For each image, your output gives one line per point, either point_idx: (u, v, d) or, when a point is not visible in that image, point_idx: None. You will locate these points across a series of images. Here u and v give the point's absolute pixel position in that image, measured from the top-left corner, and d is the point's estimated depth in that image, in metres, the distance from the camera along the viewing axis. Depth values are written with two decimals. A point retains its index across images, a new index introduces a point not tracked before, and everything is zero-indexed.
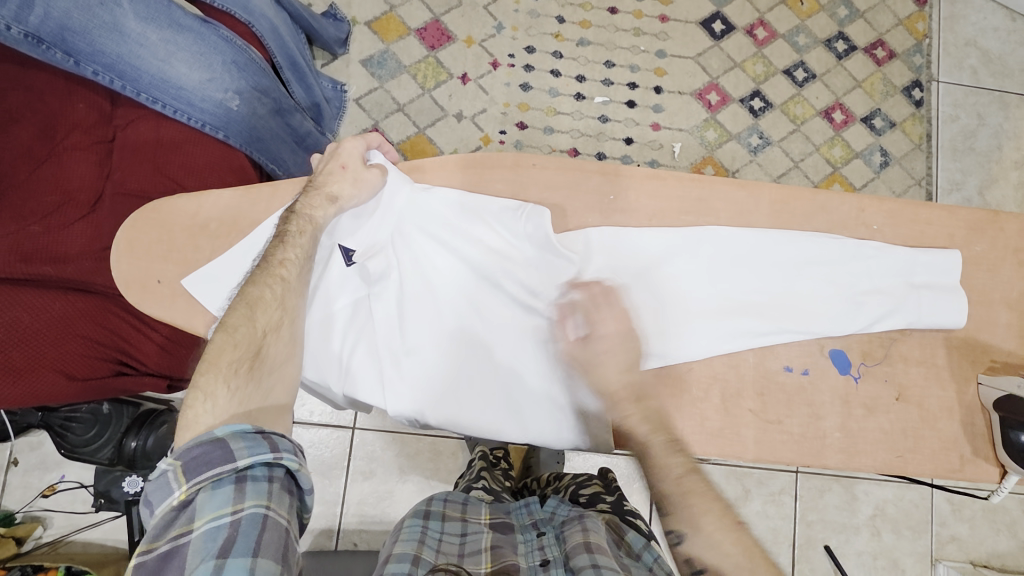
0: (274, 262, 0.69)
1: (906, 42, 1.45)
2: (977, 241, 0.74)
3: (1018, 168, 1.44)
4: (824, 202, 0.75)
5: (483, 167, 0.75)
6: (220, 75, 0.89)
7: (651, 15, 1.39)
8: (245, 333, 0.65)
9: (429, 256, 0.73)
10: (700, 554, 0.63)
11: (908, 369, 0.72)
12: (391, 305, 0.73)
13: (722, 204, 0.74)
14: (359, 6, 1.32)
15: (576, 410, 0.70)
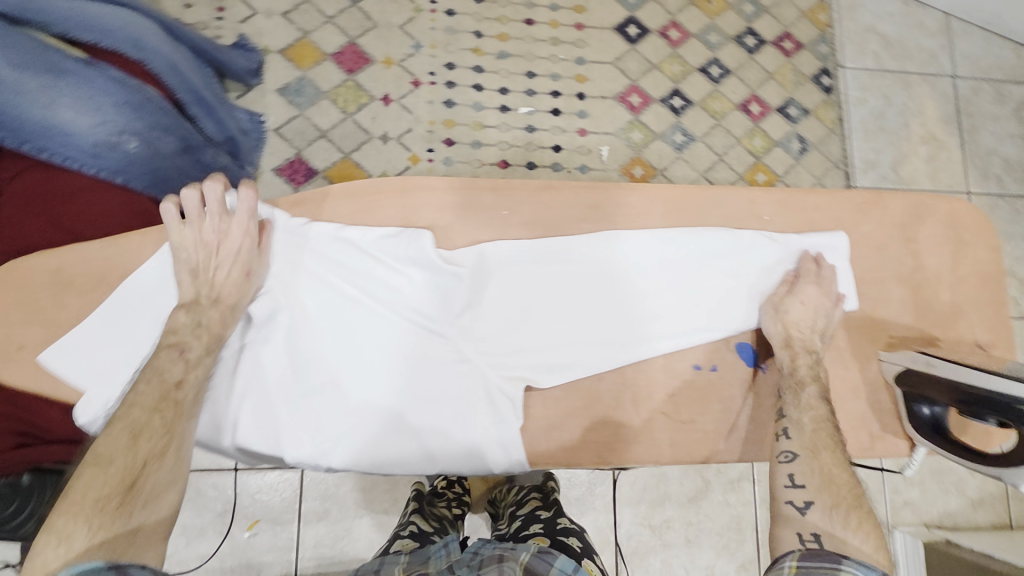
0: (169, 381, 0.68)
1: (811, 32, 1.52)
2: (865, 223, 0.80)
3: (925, 143, 1.52)
4: (717, 197, 0.79)
5: (378, 193, 0.75)
6: (112, 117, 0.86)
7: (567, 24, 1.41)
8: (121, 463, 0.62)
9: (320, 297, 0.74)
10: (803, 474, 0.68)
11: None
12: (285, 350, 0.73)
13: (617, 211, 0.77)
14: (270, 35, 1.29)
15: (478, 436, 0.71)
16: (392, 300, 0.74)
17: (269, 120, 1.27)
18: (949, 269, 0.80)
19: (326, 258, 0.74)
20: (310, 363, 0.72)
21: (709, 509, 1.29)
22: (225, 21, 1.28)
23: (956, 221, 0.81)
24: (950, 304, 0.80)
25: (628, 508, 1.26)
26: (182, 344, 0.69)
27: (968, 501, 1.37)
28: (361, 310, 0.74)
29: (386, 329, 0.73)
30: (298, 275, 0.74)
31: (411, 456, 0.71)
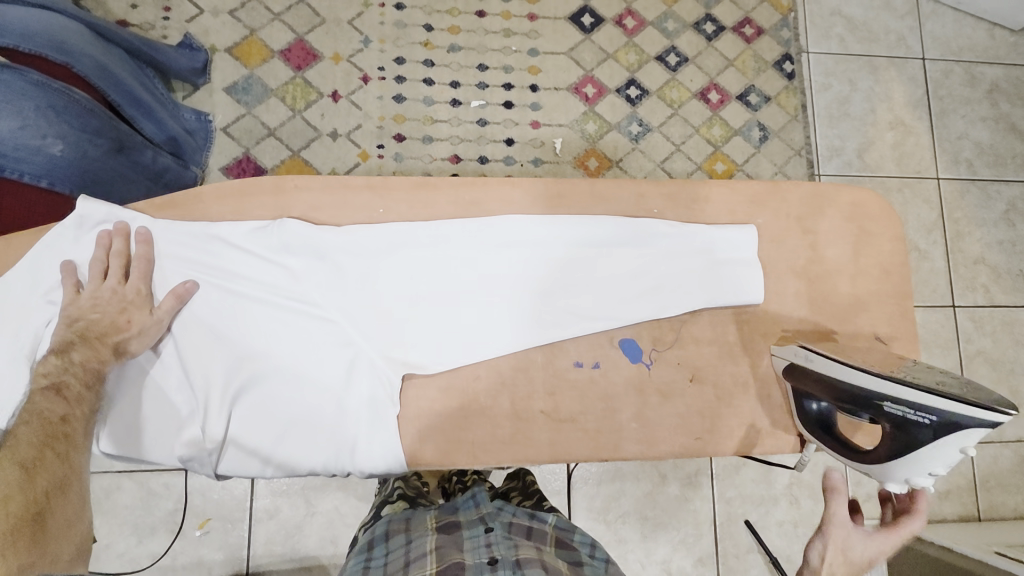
0: (53, 417, 0.63)
1: (773, 17, 1.48)
2: (758, 215, 0.78)
3: (893, 129, 1.49)
4: (602, 190, 0.77)
5: (251, 195, 0.74)
6: (34, 120, 0.86)
7: (520, 14, 1.39)
8: (20, 499, 0.57)
9: (217, 299, 0.72)
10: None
11: (700, 349, 0.76)
12: (183, 354, 0.71)
13: (499, 207, 0.75)
14: (217, 33, 1.29)
15: (377, 436, 0.70)
16: (271, 291, 0.72)
17: (217, 119, 1.27)
18: (849, 262, 0.78)
19: (222, 259, 0.72)
20: (186, 359, 0.70)
21: (664, 503, 1.28)
22: (172, 21, 1.28)
23: (856, 212, 0.79)
24: (850, 295, 0.78)
25: (582, 503, 1.26)
26: (58, 383, 0.65)
27: (934, 492, 1.35)
28: (239, 304, 0.72)
29: (265, 322, 0.71)
30: (174, 270, 0.72)
31: (296, 453, 0.69)
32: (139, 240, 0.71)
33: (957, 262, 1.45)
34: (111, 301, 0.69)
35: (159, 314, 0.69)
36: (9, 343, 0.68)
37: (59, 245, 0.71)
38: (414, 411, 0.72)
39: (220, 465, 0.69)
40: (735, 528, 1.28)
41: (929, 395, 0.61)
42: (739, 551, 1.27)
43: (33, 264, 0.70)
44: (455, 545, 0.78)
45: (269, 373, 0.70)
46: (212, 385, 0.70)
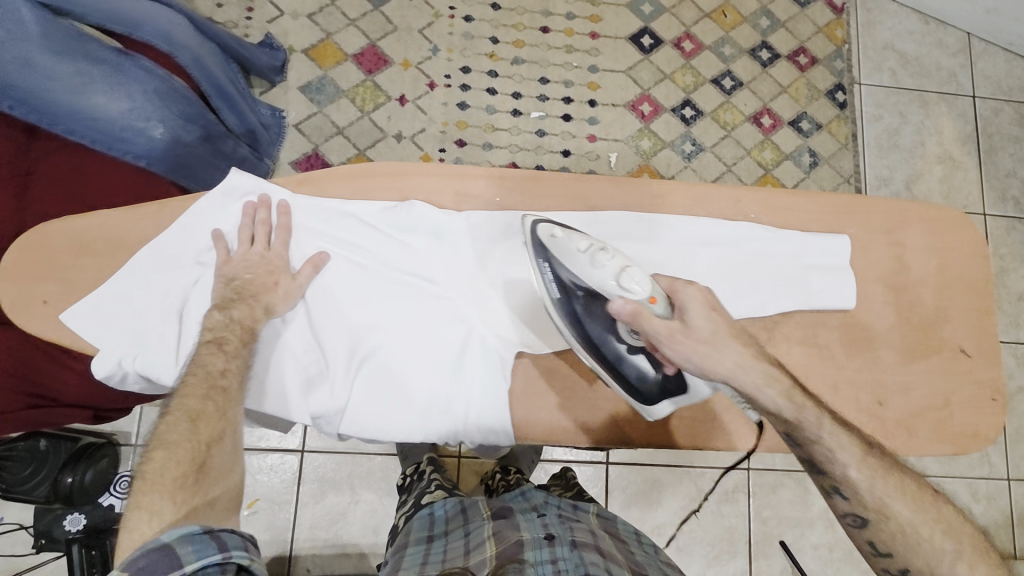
0: (214, 370, 0.66)
1: (827, 48, 1.52)
2: (847, 225, 0.75)
3: (941, 162, 1.51)
4: (699, 194, 0.76)
5: (375, 176, 0.77)
6: (142, 104, 0.89)
7: (582, 32, 1.45)
8: (188, 446, 0.61)
9: (347, 270, 0.74)
10: (882, 540, 0.62)
11: (792, 350, 0.72)
12: (315, 322, 0.72)
13: (601, 203, 0.75)
14: (295, 35, 1.36)
15: (500, 409, 0.72)
16: (397, 265, 0.74)
17: (291, 116, 1.33)
18: (935, 275, 0.76)
19: (351, 234, 0.74)
20: (318, 327, 0.72)
21: (700, 517, 1.28)
22: (254, 21, 1.35)
23: (939, 227, 0.76)
24: (935, 308, 0.75)
25: (620, 511, 1.27)
26: (219, 339, 0.68)
27: None
28: (366, 275, 0.74)
29: (392, 294, 0.73)
30: (307, 240, 0.74)
31: (417, 420, 0.71)
32: (281, 211, 0.73)
33: (1002, 298, 1.45)
34: (261, 264, 0.72)
35: (299, 282, 0.72)
36: (162, 299, 0.73)
37: (206, 215, 0.74)
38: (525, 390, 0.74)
39: (344, 427, 0.70)
40: (770, 548, 1.28)
41: (539, 263, 0.71)
42: (773, 571, 1.27)
43: (184, 228, 0.74)
44: (514, 527, 0.78)
45: (394, 343, 0.72)
46: (344, 353, 0.71)
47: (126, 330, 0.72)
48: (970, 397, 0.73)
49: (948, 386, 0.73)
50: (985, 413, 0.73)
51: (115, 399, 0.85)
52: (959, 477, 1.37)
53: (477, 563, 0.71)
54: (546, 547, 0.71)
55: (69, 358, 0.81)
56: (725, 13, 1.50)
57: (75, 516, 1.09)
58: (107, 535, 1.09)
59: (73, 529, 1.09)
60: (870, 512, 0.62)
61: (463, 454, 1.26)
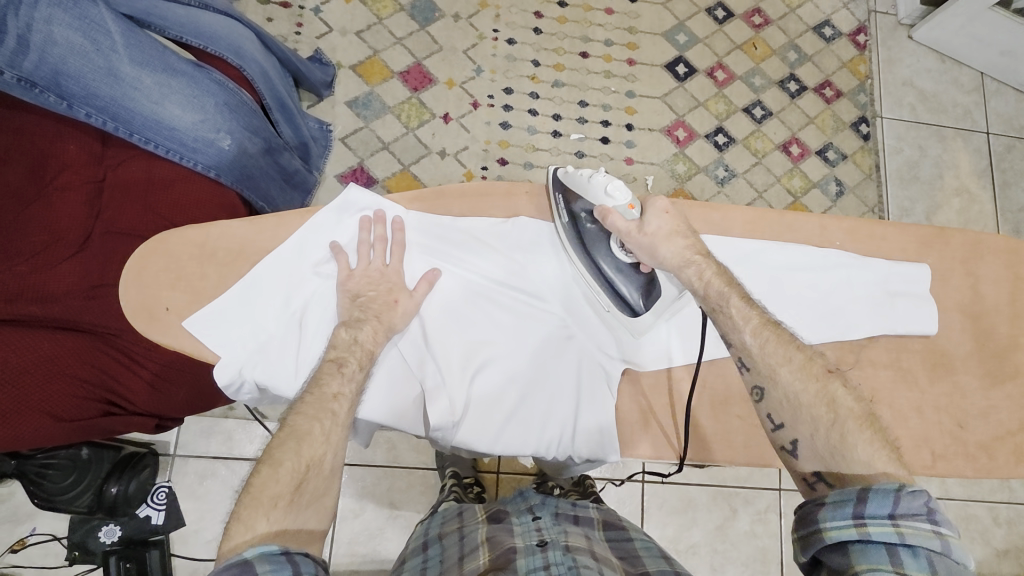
0: (327, 392, 0.65)
1: (851, 82, 1.58)
2: (927, 255, 0.78)
3: (959, 195, 1.57)
4: (790, 222, 0.78)
5: (492, 197, 0.77)
6: (213, 116, 0.91)
7: (620, 59, 1.49)
8: (290, 466, 0.59)
9: (460, 288, 0.76)
10: (775, 408, 0.66)
11: (877, 372, 0.75)
12: (430, 338, 0.74)
13: (703, 228, 0.76)
14: (343, 51, 1.39)
15: (602, 427, 0.74)
16: (506, 282, 0.76)
17: (337, 129, 1.35)
18: (1007, 304, 0.79)
19: (463, 252, 0.75)
20: (433, 343, 0.74)
21: (734, 537, 1.29)
22: (303, 36, 1.38)
23: (1012, 259, 0.80)
24: (1007, 335, 0.78)
25: (655, 530, 1.28)
26: (341, 359, 0.68)
27: (993, 551, 1.39)
28: (478, 292, 0.76)
29: (503, 310, 0.76)
30: (419, 257, 0.75)
31: (530, 432, 0.74)
32: (396, 228, 0.74)
33: None
34: (380, 281, 0.73)
35: (416, 299, 0.73)
36: (280, 310, 0.72)
37: (324, 228, 0.74)
38: (631, 406, 0.76)
39: (459, 440, 0.73)
40: None
41: (555, 195, 0.76)
42: None
43: (304, 240, 0.73)
44: (510, 533, 0.82)
45: (507, 357, 0.75)
46: (458, 370, 0.73)
47: (246, 339, 0.71)
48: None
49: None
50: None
51: (180, 405, 0.87)
52: (980, 501, 1.41)
53: (469, 563, 0.75)
54: (538, 554, 0.73)
55: (135, 363, 0.83)
56: (755, 46, 1.56)
57: (109, 527, 1.11)
58: (142, 547, 1.10)
59: (108, 541, 1.11)
60: (764, 379, 0.67)
61: (501, 470, 1.26)
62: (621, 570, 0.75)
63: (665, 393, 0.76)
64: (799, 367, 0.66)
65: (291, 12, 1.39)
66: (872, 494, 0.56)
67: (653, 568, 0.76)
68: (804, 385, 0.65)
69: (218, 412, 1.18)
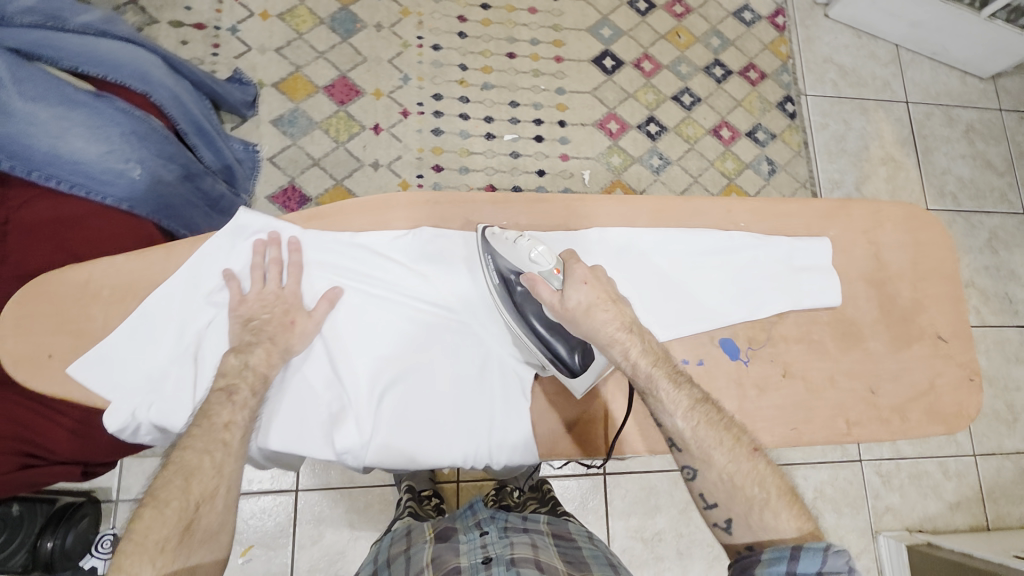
0: (218, 422, 0.63)
1: (774, 63, 1.63)
2: (829, 227, 0.81)
3: (885, 164, 1.63)
4: (695, 207, 0.79)
5: (392, 207, 0.76)
6: (120, 146, 0.88)
7: (547, 57, 1.50)
8: (177, 506, 0.58)
9: (362, 305, 0.74)
10: (709, 490, 0.66)
11: (790, 347, 0.76)
12: (331, 358, 0.72)
13: (610, 221, 0.77)
14: (264, 69, 1.36)
15: (519, 433, 0.72)
16: (414, 294, 0.74)
17: (263, 149, 1.32)
18: (909, 268, 0.82)
19: (364, 267, 0.74)
20: (336, 364, 0.71)
21: (698, 519, 1.31)
22: (220, 57, 1.35)
23: (913, 223, 0.82)
24: (912, 299, 0.81)
25: (620, 521, 1.29)
26: (231, 387, 0.66)
27: (946, 503, 1.44)
28: (384, 306, 0.74)
29: (412, 322, 0.74)
30: (320, 275, 0.74)
31: (447, 446, 0.70)
32: (292, 248, 0.73)
33: None
34: (276, 303, 0.72)
35: (316, 319, 0.72)
36: (174, 345, 0.71)
37: (217, 256, 0.73)
38: (546, 404, 0.75)
39: (370, 460, 0.70)
40: None
41: (483, 255, 0.73)
42: None
43: (196, 266, 0.72)
44: (453, 551, 0.82)
45: (417, 371, 0.72)
46: (362, 388, 0.71)
47: (139, 377, 0.70)
48: (952, 379, 0.78)
49: (933, 369, 0.78)
50: (965, 392, 0.78)
51: (106, 451, 0.83)
52: (931, 457, 1.46)
53: None
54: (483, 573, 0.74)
55: (55, 413, 0.79)
56: (679, 34, 1.59)
57: None
58: None
59: None
60: (698, 462, 0.67)
61: (461, 478, 1.25)
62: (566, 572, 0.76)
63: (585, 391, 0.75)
64: (732, 449, 0.66)
65: (206, 33, 1.36)
66: (803, 553, 0.58)
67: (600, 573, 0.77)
68: (736, 467, 0.65)
69: (159, 451, 1.14)
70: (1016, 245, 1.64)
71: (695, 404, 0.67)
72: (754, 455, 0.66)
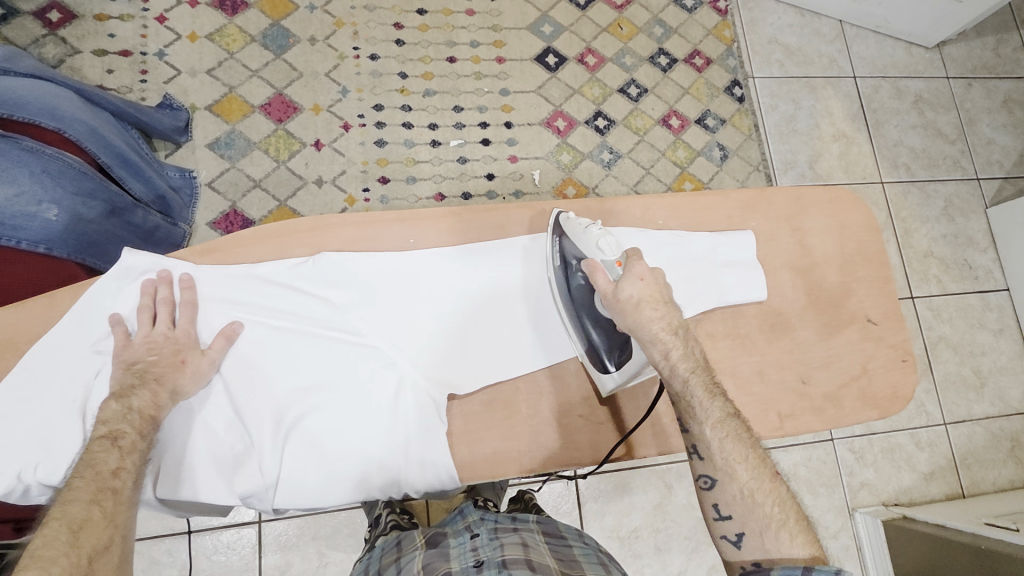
0: (105, 470, 0.60)
1: (719, 48, 1.62)
2: (751, 218, 0.81)
3: (837, 141, 1.62)
4: (611, 210, 0.79)
5: (292, 234, 0.76)
6: (29, 187, 0.84)
7: (488, 58, 1.48)
8: (65, 564, 0.52)
9: (261, 339, 0.72)
10: (726, 502, 0.66)
11: (716, 344, 0.76)
12: (230, 399, 0.70)
13: (519, 229, 0.80)
14: (196, 92, 1.33)
15: (428, 459, 0.71)
16: (315, 323, 0.73)
17: (201, 175, 1.29)
18: (835, 253, 0.83)
19: (262, 300, 0.73)
20: (236, 403, 0.70)
21: (674, 513, 1.30)
22: (149, 83, 1.31)
23: (836, 207, 0.84)
24: (840, 283, 0.82)
25: (595, 522, 1.28)
26: (114, 433, 0.63)
27: (920, 475, 1.45)
28: (285, 337, 0.73)
29: (317, 352, 0.72)
30: (217, 311, 0.73)
31: (353, 478, 0.70)
32: (184, 285, 0.71)
33: (909, 258, 1.59)
34: (165, 344, 0.69)
35: (210, 356, 0.70)
36: (60, 397, 0.68)
37: (101, 299, 0.70)
38: (464, 427, 0.73)
39: (275, 500, 0.69)
40: None
41: (551, 238, 0.77)
42: None
43: (81, 315, 0.70)
44: (443, 557, 0.80)
45: (320, 404, 0.71)
46: (263, 428, 0.70)
47: (24, 435, 0.66)
48: (885, 360, 0.80)
49: (865, 354, 0.79)
50: (898, 372, 0.79)
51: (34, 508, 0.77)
52: (903, 429, 1.46)
53: None
54: None
55: None
56: (621, 26, 1.57)
57: None
58: None
59: None
60: (718, 472, 0.66)
61: None
62: (558, 572, 0.75)
63: (507, 405, 0.74)
64: (756, 467, 0.66)
65: (133, 59, 1.32)
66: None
67: None
68: (757, 485, 0.65)
69: None
70: (972, 211, 1.65)
71: (727, 416, 0.67)
72: (772, 476, 0.66)
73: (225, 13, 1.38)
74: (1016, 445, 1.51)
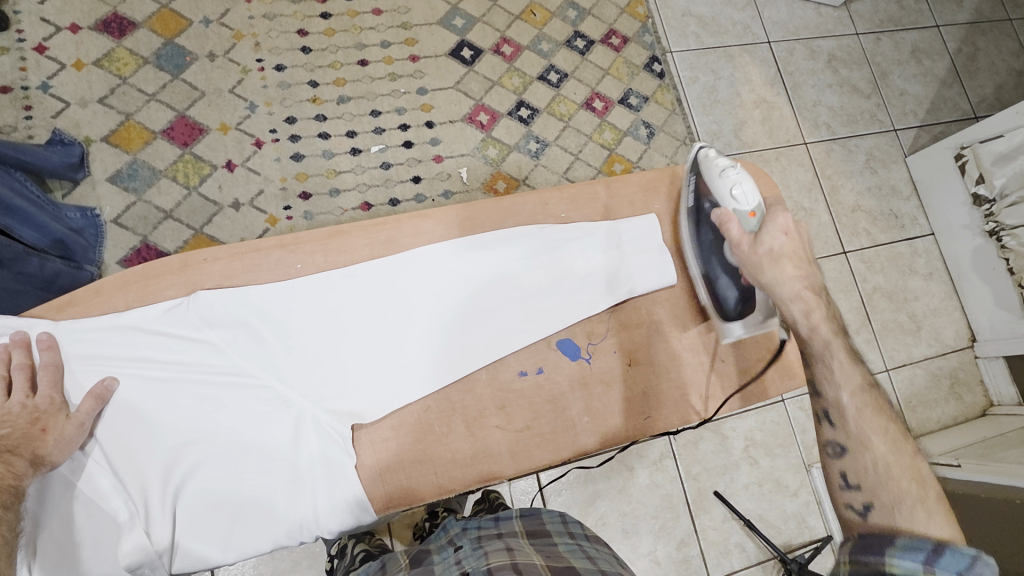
0: None
1: (634, 25, 1.61)
2: (653, 203, 0.92)
3: (758, 106, 1.64)
4: (509, 207, 0.88)
5: (155, 279, 0.77)
6: None
7: (401, 58, 1.43)
8: None
9: (140, 398, 0.74)
10: (854, 471, 0.66)
11: (629, 335, 0.88)
12: (112, 465, 0.72)
13: (412, 241, 0.83)
14: (89, 124, 1.24)
15: (319, 501, 0.74)
16: (197, 372, 0.75)
17: (105, 212, 1.21)
18: None
19: (136, 350, 0.74)
20: (117, 468, 0.72)
21: (638, 493, 1.31)
22: (35, 119, 1.22)
23: None
24: None
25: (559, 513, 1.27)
26: None
27: None
28: (166, 388, 0.75)
29: (204, 398, 0.75)
30: (83, 370, 0.73)
31: (250, 527, 0.73)
32: (41, 346, 0.72)
33: (838, 213, 1.63)
34: (22, 414, 0.69)
35: (77, 417, 0.70)
36: None
37: None
38: (373, 456, 0.77)
39: (166, 562, 0.71)
40: (707, 501, 1.33)
41: (693, 180, 0.89)
42: (715, 523, 1.32)
43: None
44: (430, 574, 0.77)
45: (206, 461, 0.74)
46: (150, 492, 0.72)
47: None
48: None
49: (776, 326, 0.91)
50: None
51: None
52: None
53: None
54: None
55: None
56: (534, 12, 1.54)
57: None
58: None
59: None
60: (850, 441, 0.67)
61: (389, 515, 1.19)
62: (545, 570, 0.72)
63: (422, 428, 0.79)
64: (894, 442, 0.66)
65: (13, 95, 1.22)
66: (947, 551, 0.56)
67: (580, 565, 0.75)
68: (895, 458, 0.65)
69: None
70: (893, 161, 1.70)
71: (866, 387, 0.69)
72: (910, 453, 0.65)
73: (111, 35, 1.29)
74: (955, 381, 1.58)
